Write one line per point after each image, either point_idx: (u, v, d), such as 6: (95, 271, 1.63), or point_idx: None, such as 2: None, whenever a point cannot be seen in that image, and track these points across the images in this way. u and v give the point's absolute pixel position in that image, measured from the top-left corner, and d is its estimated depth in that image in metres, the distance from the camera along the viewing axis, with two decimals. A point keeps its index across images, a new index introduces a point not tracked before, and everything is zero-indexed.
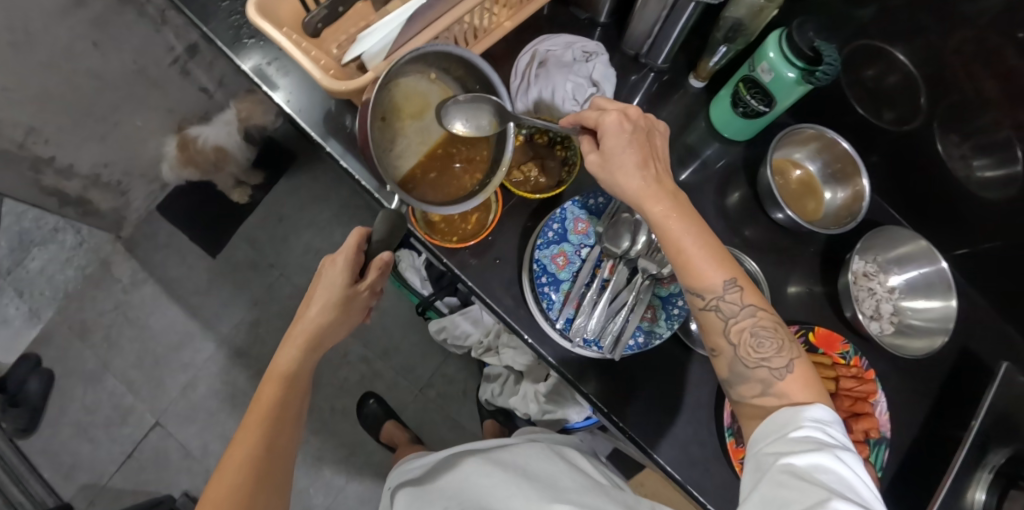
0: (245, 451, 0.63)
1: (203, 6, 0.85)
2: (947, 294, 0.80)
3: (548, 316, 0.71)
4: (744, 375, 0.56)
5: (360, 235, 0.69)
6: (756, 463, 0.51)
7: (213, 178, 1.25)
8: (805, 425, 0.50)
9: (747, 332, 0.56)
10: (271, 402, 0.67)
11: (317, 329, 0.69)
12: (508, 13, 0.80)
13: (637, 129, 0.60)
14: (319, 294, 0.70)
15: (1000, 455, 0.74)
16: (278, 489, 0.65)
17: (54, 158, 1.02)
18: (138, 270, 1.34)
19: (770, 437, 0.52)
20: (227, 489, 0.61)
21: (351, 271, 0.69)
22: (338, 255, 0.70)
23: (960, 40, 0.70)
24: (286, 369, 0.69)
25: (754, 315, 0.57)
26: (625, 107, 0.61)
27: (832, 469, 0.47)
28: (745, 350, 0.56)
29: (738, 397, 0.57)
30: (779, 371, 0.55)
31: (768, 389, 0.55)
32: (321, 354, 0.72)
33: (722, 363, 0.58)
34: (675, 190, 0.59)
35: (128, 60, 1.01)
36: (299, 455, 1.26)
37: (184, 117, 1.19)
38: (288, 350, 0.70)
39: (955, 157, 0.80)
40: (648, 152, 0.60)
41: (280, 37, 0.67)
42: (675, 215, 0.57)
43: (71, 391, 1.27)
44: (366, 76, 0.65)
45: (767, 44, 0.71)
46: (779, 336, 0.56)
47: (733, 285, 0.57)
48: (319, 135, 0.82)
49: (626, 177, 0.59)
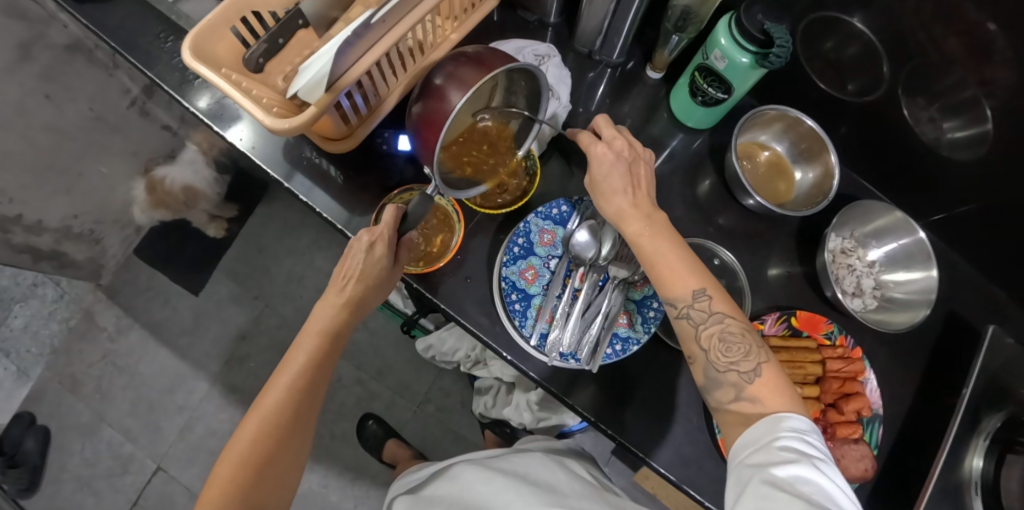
0: (276, 400, 0.64)
1: (146, 51, 0.83)
2: (927, 263, 0.79)
3: (522, 333, 0.70)
4: (718, 380, 0.56)
5: (397, 216, 0.66)
6: (737, 476, 0.50)
7: (186, 215, 1.23)
8: (784, 435, 0.50)
9: (716, 337, 0.56)
10: (308, 357, 0.65)
11: (353, 298, 0.66)
12: (453, 25, 0.77)
13: (620, 158, 0.61)
14: (357, 269, 0.65)
15: (995, 419, 0.72)
16: (299, 444, 0.66)
17: (20, 215, 0.98)
18: (122, 316, 1.33)
19: (750, 449, 0.51)
20: (248, 445, 0.62)
21: (390, 253, 0.66)
22: (380, 233, 0.65)
23: (918, 2, 0.67)
24: (320, 332, 0.66)
25: (723, 321, 0.56)
26: (615, 137, 0.62)
27: (814, 481, 0.46)
28: (715, 355, 0.56)
29: (713, 404, 0.56)
30: (748, 375, 0.54)
31: (740, 394, 0.54)
32: (358, 317, 0.69)
33: (698, 369, 0.58)
34: (652, 210, 0.60)
35: (83, 108, 0.99)
36: (303, 485, 1.25)
37: (150, 157, 1.13)
38: (326, 309, 0.67)
39: (924, 120, 0.78)
40: (632, 179, 0.61)
41: (217, 79, 0.64)
42: (647, 235, 0.59)
43: (69, 445, 1.27)
44: (310, 111, 0.62)
45: (718, 32, 0.69)
46: (747, 341, 0.56)
47: (702, 293, 0.57)
48: (281, 173, 0.81)
49: (609, 196, 0.60)
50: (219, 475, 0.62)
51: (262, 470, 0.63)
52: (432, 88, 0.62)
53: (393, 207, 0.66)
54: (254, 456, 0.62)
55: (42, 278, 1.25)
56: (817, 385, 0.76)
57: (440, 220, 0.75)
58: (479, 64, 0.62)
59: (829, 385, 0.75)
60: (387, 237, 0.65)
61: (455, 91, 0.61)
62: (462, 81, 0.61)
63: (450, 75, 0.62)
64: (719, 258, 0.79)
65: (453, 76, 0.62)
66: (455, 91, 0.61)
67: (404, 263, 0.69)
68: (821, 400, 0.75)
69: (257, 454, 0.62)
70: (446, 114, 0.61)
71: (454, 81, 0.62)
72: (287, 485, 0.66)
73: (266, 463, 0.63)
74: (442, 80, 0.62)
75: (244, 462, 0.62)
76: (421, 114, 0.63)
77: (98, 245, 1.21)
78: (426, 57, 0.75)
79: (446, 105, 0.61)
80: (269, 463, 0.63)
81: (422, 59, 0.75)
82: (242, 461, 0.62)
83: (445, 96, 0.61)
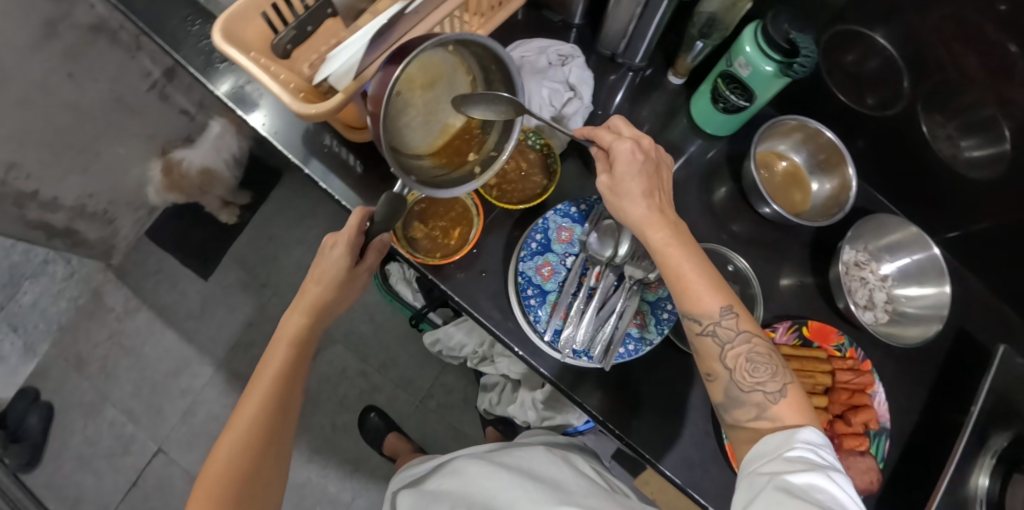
0: (250, 416, 0.66)
1: (173, 33, 0.84)
2: (939, 280, 0.79)
3: (536, 329, 0.70)
4: (740, 399, 0.57)
5: (362, 221, 0.66)
6: (750, 483, 0.52)
7: (199, 200, 1.25)
8: (799, 446, 0.52)
9: (742, 358, 0.58)
10: (280, 367, 0.68)
11: (319, 307, 0.68)
12: (479, 21, 0.78)
13: (649, 160, 0.62)
14: (320, 272, 0.67)
15: (1002, 438, 0.73)
16: (278, 453, 0.69)
17: (37, 192, 0.98)
18: (130, 297, 1.33)
19: (765, 458, 0.53)
20: (226, 463, 0.64)
21: (351, 255, 0.66)
22: (341, 234, 0.66)
23: (939, 19, 0.69)
24: (292, 341, 0.69)
25: (749, 341, 0.58)
26: (639, 136, 0.63)
27: (828, 489, 0.48)
28: (740, 374, 0.58)
29: (730, 420, 0.59)
30: (773, 396, 0.56)
31: (762, 413, 0.56)
32: (324, 323, 0.72)
33: (718, 387, 0.59)
34: (676, 221, 0.62)
35: (104, 90, 0.97)
36: (304, 474, 1.26)
37: (167, 141, 1.13)
38: (293, 317, 0.69)
39: (942, 138, 0.78)
40: (656, 183, 0.63)
41: (247, 63, 0.65)
42: (673, 244, 0.60)
43: (71, 423, 1.27)
44: (336, 99, 0.63)
45: (743, 39, 0.70)
46: (773, 362, 0.58)
47: (728, 311, 0.58)
48: (298, 157, 0.81)
49: (632, 205, 0.61)
50: (199, 496, 0.63)
51: (245, 484, 0.65)
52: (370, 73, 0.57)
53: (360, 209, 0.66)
54: (232, 473, 0.64)
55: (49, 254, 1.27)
56: (825, 395, 0.76)
57: (459, 213, 0.75)
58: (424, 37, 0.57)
59: (838, 395, 0.75)
60: (349, 241, 0.66)
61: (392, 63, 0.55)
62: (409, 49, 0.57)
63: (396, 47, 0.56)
64: (733, 265, 0.79)
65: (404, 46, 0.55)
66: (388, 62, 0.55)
67: (371, 263, 0.70)
68: (829, 411, 0.75)
69: (236, 471, 0.64)
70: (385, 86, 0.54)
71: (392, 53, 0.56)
72: (270, 497, 0.68)
73: (249, 476, 0.65)
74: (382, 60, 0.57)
75: (224, 480, 0.64)
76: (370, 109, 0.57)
77: (111, 226, 1.21)
78: None
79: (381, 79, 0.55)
80: (250, 478, 0.65)
81: None
82: (219, 480, 0.64)
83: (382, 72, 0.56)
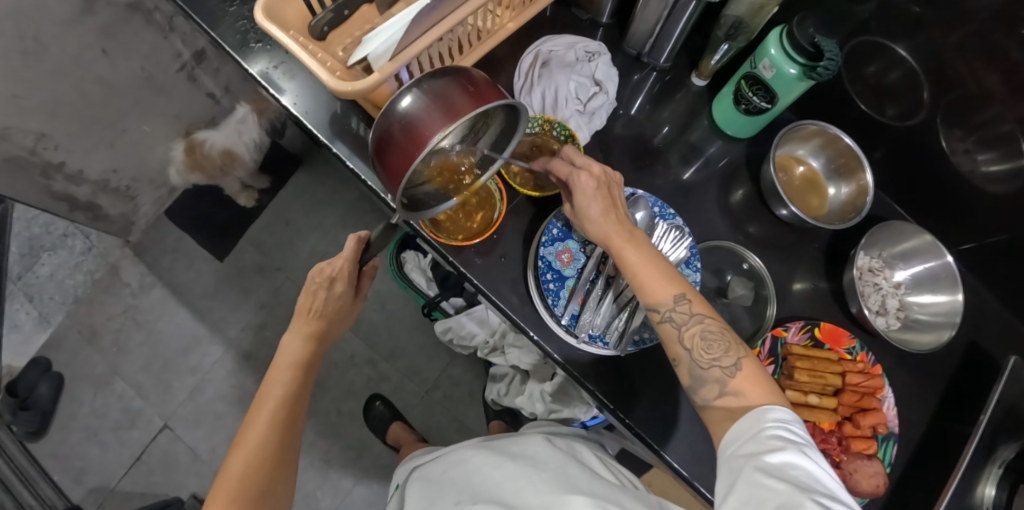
0: (259, 434, 0.68)
1: (210, 12, 0.85)
2: (952, 288, 0.80)
3: (553, 313, 0.71)
4: (703, 378, 0.59)
5: (358, 249, 0.73)
6: (729, 467, 0.52)
7: (220, 182, 1.25)
8: (770, 425, 0.53)
9: (698, 336, 0.60)
10: (284, 388, 0.72)
11: (318, 330, 0.75)
12: (511, 14, 0.77)
13: (601, 185, 0.65)
14: (320, 301, 0.74)
15: (1010, 450, 0.72)
16: (287, 471, 0.71)
17: (64, 163, 1.00)
18: (146, 274, 1.35)
19: (740, 441, 0.54)
20: (237, 481, 0.65)
21: (350, 285, 0.74)
22: (340, 266, 0.73)
23: (961, 36, 0.71)
24: (292, 365, 0.73)
25: (703, 321, 0.60)
26: (590, 164, 0.66)
27: (803, 465, 0.49)
28: (699, 353, 0.59)
29: (699, 402, 0.59)
30: (730, 370, 0.58)
31: (725, 389, 0.57)
32: (319, 349, 0.77)
33: (682, 370, 0.60)
34: (632, 227, 0.64)
35: (136, 67, 0.97)
36: (307, 458, 1.27)
37: (192, 122, 1.14)
38: (292, 345, 0.74)
39: (959, 151, 0.80)
40: (612, 200, 0.65)
41: (286, 39, 0.67)
42: (631, 246, 0.62)
43: (81, 395, 1.29)
44: (372, 78, 0.64)
45: (768, 42, 0.71)
46: (725, 337, 0.60)
47: (682, 297, 0.60)
48: (324, 136, 0.83)
49: (592, 223, 0.64)
50: None
51: (255, 503, 0.65)
52: (394, 105, 0.58)
53: (355, 238, 0.73)
54: (248, 488, 0.65)
55: (72, 230, 1.33)
56: (835, 397, 0.76)
57: (483, 197, 0.77)
58: (468, 88, 0.59)
59: (847, 397, 0.76)
60: (347, 275, 0.74)
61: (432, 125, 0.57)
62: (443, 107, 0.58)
63: (434, 94, 0.58)
64: (748, 263, 0.81)
65: (439, 104, 0.58)
66: (432, 117, 0.57)
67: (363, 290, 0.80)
68: (837, 413, 0.76)
69: (248, 488, 0.65)
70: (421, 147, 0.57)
71: (432, 103, 0.58)
72: None
73: (259, 494, 0.66)
74: (410, 96, 0.58)
75: (235, 499, 0.64)
76: (379, 137, 0.60)
77: (132, 202, 1.23)
78: (481, 43, 0.77)
79: (417, 132, 0.58)
80: (262, 495, 0.66)
81: (477, 45, 0.77)
82: (234, 496, 0.64)
83: (416, 120, 0.58)
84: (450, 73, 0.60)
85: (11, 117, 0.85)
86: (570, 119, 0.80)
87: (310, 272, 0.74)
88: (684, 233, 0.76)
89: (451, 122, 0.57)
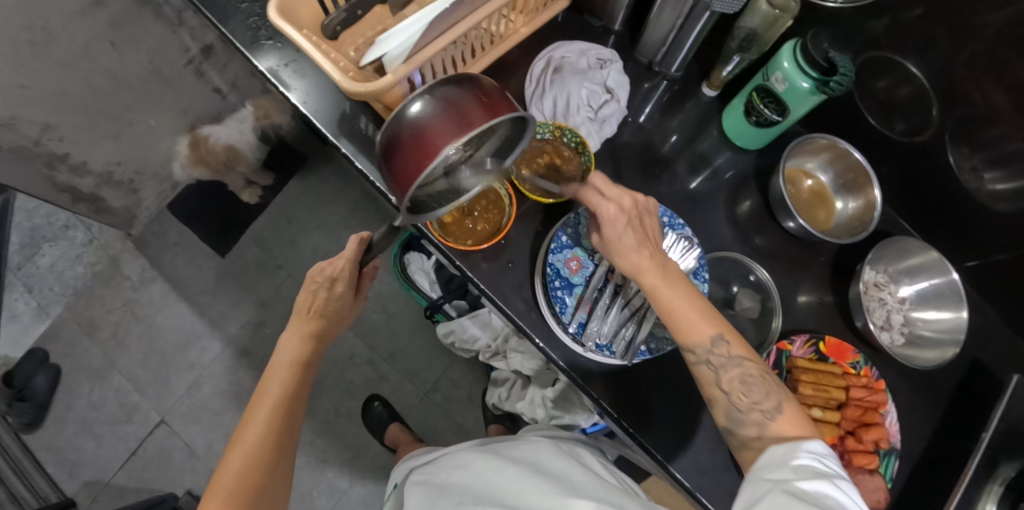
0: (257, 432, 0.68)
1: (222, 8, 0.85)
2: (957, 305, 0.80)
3: (560, 320, 0.71)
4: (741, 420, 0.60)
5: (360, 249, 0.73)
6: (753, 485, 0.53)
7: (224, 178, 1.22)
8: (802, 455, 0.53)
9: (736, 380, 0.60)
10: (283, 385, 0.71)
11: (318, 328, 0.75)
12: (524, 19, 0.78)
13: (631, 219, 0.64)
14: (319, 300, 0.73)
15: (1011, 468, 0.71)
16: (285, 470, 0.71)
17: (68, 155, 0.99)
18: (147, 268, 1.35)
19: (770, 466, 0.54)
20: (235, 480, 0.65)
21: (351, 287, 0.74)
22: (340, 267, 0.73)
23: (970, 54, 0.71)
24: (293, 363, 0.73)
25: (742, 365, 0.61)
26: (621, 197, 0.64)
27: (831, 493, 0.49)
28: (736, 396, 0.60)
29: (739, 444, 0.60)
30: (770, 413, 0.59)
31: (764, 431, 0.58)
32: (320, 347, 0.77)
33: (720, 411, 0.62)
34: (665, 263, 0.64)
35: (143, 60, 0.96)
36: (303, 457, 1.26)
37: (198, 116, 1.10)
38: (292, 342, 0.74)
39: (967, 169, 0.80)
40: (642, 234, 0.64)
41: (300, 39, 0.67)
42: (663, 286, 0.62)
43: (77, 387, 1.28)
44: (386, 80, 0.64)
45: (781, 55, 0.71)
46: (767, 382, 0.60)
47: (720, 339, 0.61)
48: (332, 134, 0.83)
49: (622, 256, 0.63)
50: None
51: (252, 502, 0.65)
52: (404, 110, 0.58)
53: (356, 238, 0.73)
54: (244, 487, 0.65)
55: (73, 222, 1.34)
56: (838, 411, 0.77)
57: (492, 201, 0.77)
58: (480, 98, 0.59)
59: (850, 412, 0.76)
60: (347, 276, 0.73)
61: (445, 133, 0.57)
62: (456, 114, 0.58)
63: (446, 101, 0.58)
64: (755, 275, 0.81)
65: (450, 109, 0.58)
66: (443, 125, 0.57)
67: (364, 290, 0.80)
68: (840, 427, 0.76)
69: (246, 488, 0.65)
70: (432, 153, 0.57)
71: (444, 110, 0.58)
72: None
73: (257, 493, 0.66)
74: (421, 102, 0.58)
75: (232, 498, 0.64)
76: (388, 141, 0.60)
77: (134, 196, 1.20)
78: (493, 47, 0.77)
79: (427, 139, 0.57)
80: (260, 494, 0.66)
81: (491, 49, 0.77)
82: (231, 494, 0.64)
83: (426, 126, 0.58)
84: (461, 81, 0.61)
85: (16, 106, 0.84)
86: (580, 126, 0.80)
87: (311, 270, 0.74)
88: (693, 244, 0.76)
89: (463, 132, 0.57)
